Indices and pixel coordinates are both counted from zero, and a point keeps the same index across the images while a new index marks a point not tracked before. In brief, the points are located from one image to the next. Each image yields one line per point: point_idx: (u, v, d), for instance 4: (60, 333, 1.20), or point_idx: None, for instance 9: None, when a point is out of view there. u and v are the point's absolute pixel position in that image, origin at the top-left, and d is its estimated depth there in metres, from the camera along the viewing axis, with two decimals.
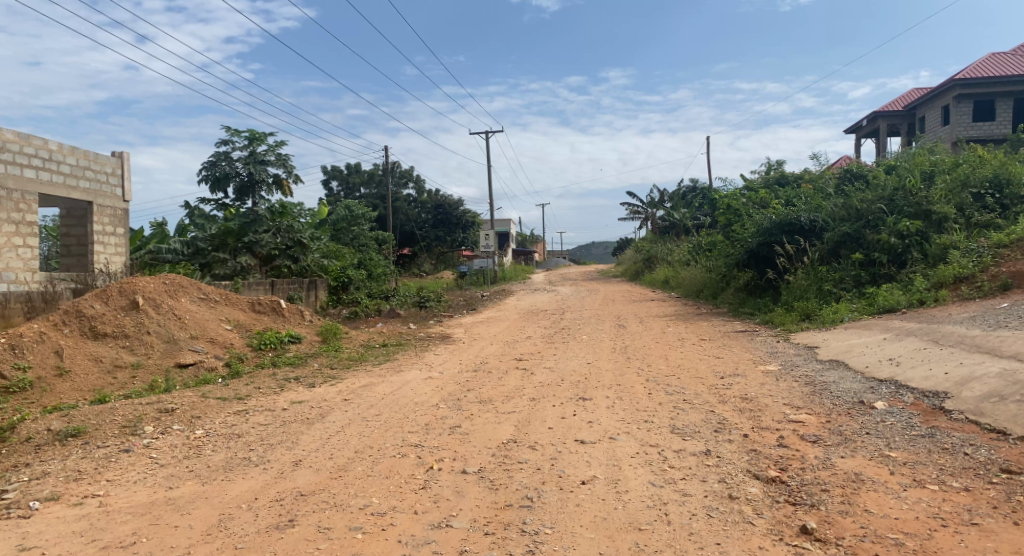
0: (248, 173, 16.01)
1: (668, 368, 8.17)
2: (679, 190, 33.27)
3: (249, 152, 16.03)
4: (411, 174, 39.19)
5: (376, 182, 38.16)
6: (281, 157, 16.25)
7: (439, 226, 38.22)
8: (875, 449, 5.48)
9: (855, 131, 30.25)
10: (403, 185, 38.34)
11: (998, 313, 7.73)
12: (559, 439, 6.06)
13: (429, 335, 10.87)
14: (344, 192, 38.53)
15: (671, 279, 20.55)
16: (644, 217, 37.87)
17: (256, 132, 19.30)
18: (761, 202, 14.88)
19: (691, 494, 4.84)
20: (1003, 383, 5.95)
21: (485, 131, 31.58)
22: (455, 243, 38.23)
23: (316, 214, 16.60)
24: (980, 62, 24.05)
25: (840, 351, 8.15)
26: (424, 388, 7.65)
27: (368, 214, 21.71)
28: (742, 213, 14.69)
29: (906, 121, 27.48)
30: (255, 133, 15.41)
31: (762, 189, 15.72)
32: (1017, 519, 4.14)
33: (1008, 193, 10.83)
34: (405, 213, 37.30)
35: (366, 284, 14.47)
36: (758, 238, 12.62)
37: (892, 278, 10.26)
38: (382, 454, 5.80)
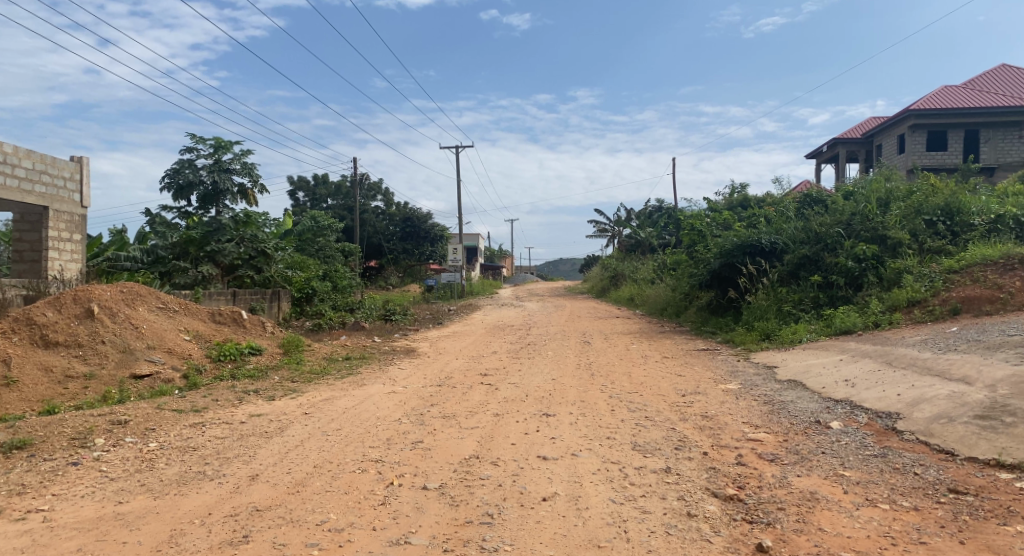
0: (213, 181, 15.75)
1: (630, 386, 8.20)
2: (646, 210, 33.76)
3: (213, 160, 15.79)
4: (379, 186, 39.02)
5: (344, 194, 37.91)
6: (247, 166, 16.05)
7: (407, 239, 38.05)
8: (830, 469, 5.59)
9: (815, 156, 31.03)
10: (371, 197, 38.06)
11: (948, 336, 7.95)
12: (520, 455, 6.05)
13: (393, 348, 10.79)
14: (310, 203, 38.22)
15: (635, 297, 20.81)
16: (610, 235, 38.21)
17: (219, 139, 15.50)
18: (724, 223, 15.13)
19: (650, 511, 4.88)
20: (952, 405, 6.14)
21: (455, 147, 31.65)
22: (423, 256, 38.15)
23: (281, 225, 16.37)
24: (933, 94, 24.91)
25: (798, 372, 8.29)
26: (387, 403, 7.57)
27: (338, 227, 21.25)
28: (705, 233, 14.92)
29: (864, 148, 28.26)
30: (221, 141, 15.22)
31: (725, 211, 15.99)
32: (962, 538, 4.25)
33: (959, 221, 11.15)
34: (373, 225, 37.07)
35: (331, 295, 14.26)
36: (721, 258, 12.86)
37: (848, 301, 10.48)
38: (341, 469, 5.72)
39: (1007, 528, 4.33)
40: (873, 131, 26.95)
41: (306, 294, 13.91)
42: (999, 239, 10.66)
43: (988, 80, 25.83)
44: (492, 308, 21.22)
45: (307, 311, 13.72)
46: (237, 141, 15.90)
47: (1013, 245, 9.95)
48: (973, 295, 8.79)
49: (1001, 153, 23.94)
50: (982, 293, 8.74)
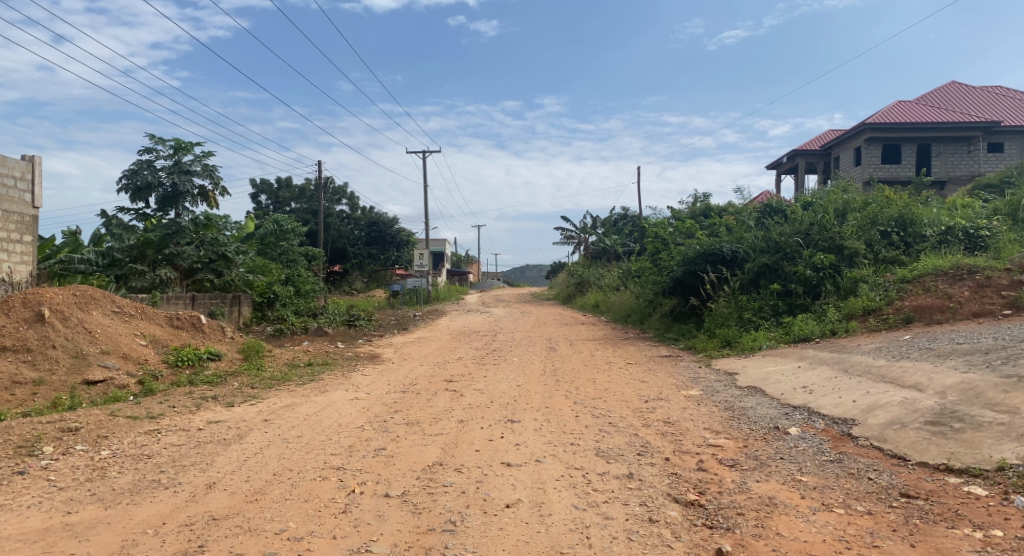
0: (172, 183, 15.44)
1: (595, 392, 8.24)
2: (611, 217, 34.08)
3: (173, 161, 15.48)
4: (344, 190, 38.62)
5: (307, 198, 37.33)
6: (208, 168, 15.76)
7: (373, 243, 37.76)
8: (788, 474, 5.68)
9: (775, 167, 31.69)
10: (336, 201, 37.64)
11: (901, 344, 8.17)
12: (484, 462, 6.03)
13: (357, 354, 10.67)
14: (273, 207, 37.60)
15: (600, 303, 20.96)
16: (576, 242, 38.46)
17: (179, 140, 15.21)
18: (687, 231, 15.32)
19: (613, 517, 4.90)
20: (905, 412, 6.32)
21: (422, 152, 31.52)
22: (389, 261, 37.92)
23: (243, 228, 16.04)
24: (888, 109, 25.66)
25: (757, 378, 8.42)
26: (349, 409, 7.48)
27: (300, 231, 20.81)
28: (669, 241, 15.10)
29: (822, 160, 28.97)
30: (182, 142, 14.92)
31: (687, 219, 16.20)
32: (913, 541, 4.36)
33: (911, 232, 11.47)
34: (337, 229, 36.65)
35: (294, 301, 14.12)
36: (684, 266, 13.03)
37: (806, 309, 10.70)
38: (301, 477, 5.63)
39: (955, 530, 4.46)
40: (831, 144, 27.63)
41: (268, 299, 13.62)
42: (949, 250, 11.02)
43: (939, 96, 26.75)
44: (457, 313, 21.12)
45: (268, 317, 13.54)
46: (198, 142, 15.61)
47: (963, 256, 10.28)
48: (925, 304, 9.05)
49: (950, 167, 24.78)
50: (932, 302, 9.02)
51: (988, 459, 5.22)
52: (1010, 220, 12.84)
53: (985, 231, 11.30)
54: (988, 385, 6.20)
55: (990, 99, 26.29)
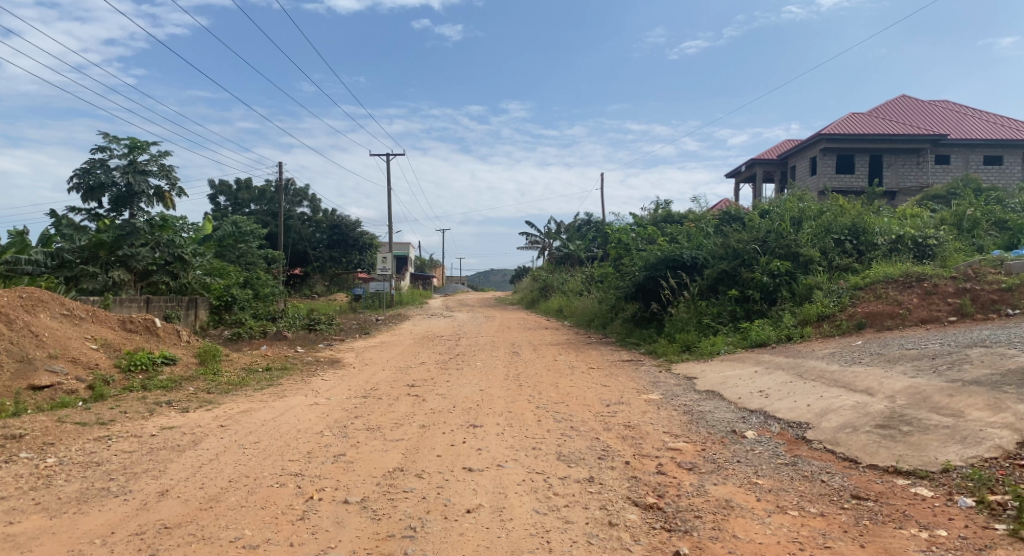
0: (127, 183, 15.07)
1: (557, 396, 8.28)
2: (575, 223, 34.29)
3: (127, 160, 15.11)
4: (306, 192, 38.08)
5: (267, 199, 36.70)
6: (165, 168, 15.42)
7: (335, 246, 37.46)
8: (744, 477, 5.78)
9: (734, 176, 32.32)
10: (297, 203, 37.10)
11: (853, 350, 8.38)
12: (445, 467, 6.00)
13: (317, 359, 10.53)
14: (232, 208, 36.82)
15: (564, 308, 21.07)
16: (541, 246, 38.59)
17: (134, 139, 14.84)
18: (649, 237, 15.49)
19: (573, 521, 4.93)
20: (857, 415, 6.48)
21: (387, 155, 31.28)
22: (351, 265, 37.60)
23: (202, 229, 15.72)
24: (842, 120, 26.37)
25: (716, 383, 8.55)
26: (308, 415, 7.37)
27: (260, 232, 20.35)
28: (631, 247, 15.25)
29: (779, 169, 29.67)
30: (137, 141, 14.56)
31: (649, 226, 16.37)
32: (863, 542, 4.47)
33: (864, 240, 11.79)
34: (298, 231, 36.11)
35: (252, 304, 14.05)
36: (646, 271, 13.16)
37: (763, 314, 10.93)
38: (258, 484, 5.53)
39: (902, 531, 4.59)
40: (788, 153, 28.29)
41: (225, 302, 13.56)
42: (900, 258, 11.36)
43: (890, 109, 27.63)
44: (420, 318, 20.99)
45: (225, 320, 13.39)
46: (154, 142, 15.27)
47: (912, 265, 10.61)
48: (876, 311, 9.31)
49: (900, 177, 25.60)
50: (883, 309, 9.29)
51: (934, 460, 5.40)
52: (955, 230, 13.32)
53: (933, 241, 11.69)
54: (935, 389, 6.39)
55: (936, 112, 27.29)
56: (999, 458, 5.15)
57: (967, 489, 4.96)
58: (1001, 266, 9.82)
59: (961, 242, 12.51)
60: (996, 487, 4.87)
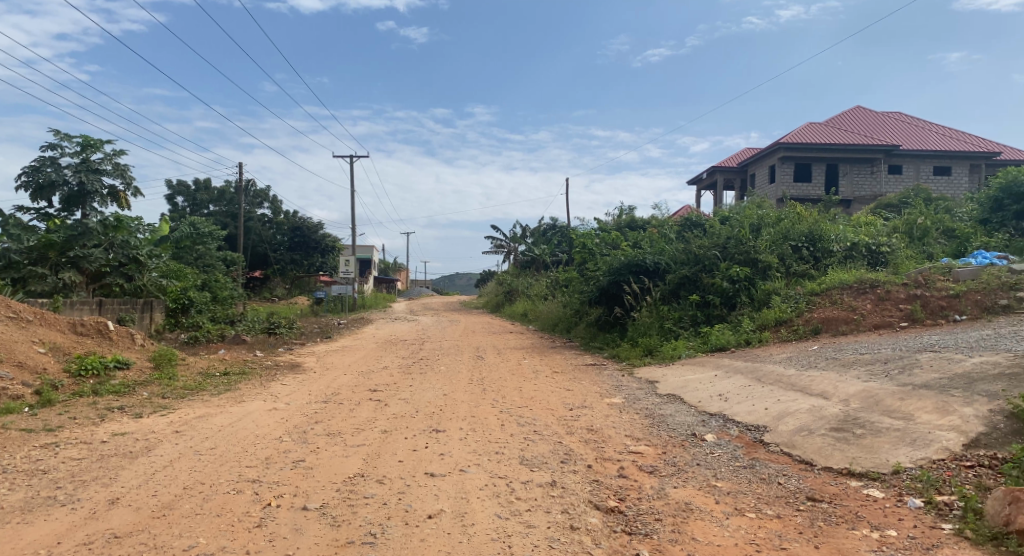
0: (79, 182, 14.66)
1: (521, 400, 8.28)
2: (541, 227, 34.41)
3: (80, 159, 14.71)
4: (267, 193, 37.48)
5: (227, 200, 36.13)
6: (120, 167, 15.04)
7: (296, 249, 37.05)
8: (703, 480, 5.86)
9: (696, 183, 32.85)
10: (258, 204, 36.45)
11: (809, 354, 8.58)
12: (407, 473, 5.95)
13: (277, 363, 10.36)
14: (190, 209, 36.00)
15: (528, 312, 21.12)
16: (507, 250, 38.64)
17: (87, 137, 14.45)
18: (612, 242, 15.63)
19: (535, 525, 4.92)
20: (812, 418, 6.62)
21: (351, 156, 31.03)
22: (313, 268, 37.26)
23: (158, 230, 15.37)
24: (801, 129, 27.00)
25: (677, 386, 8.65)
26: (267, 420, 7.24)
27: (218, 234, 19.87)
28: (595, 252, 15.36)
29: (739, 177, 30.28)
30: (91, 140, 14.20)
31: (612, 231, 16.52)
32: (817, 543, 4.56)
33: (820, 247, 12.07)
34: (258, 234, 35.52)
35: (210, 307, 13.95)
36: (610, 276, 13.26)
37: (723, 319, 11.10)
38: (214, 491, 5.41)
39: (855, 532, 4.69)
40: (747, 161, 28.87)
41: (182, 305, 13.31)
42: (854, 265, 11.67)
43: (847, 119, 28.40)
44: (384, 322, 20.80)
45: (182, 323, 13.06)
46: (108, 140, 14.88)
47: (865, 271, 10.90)
48: (831, 316, 9.54)
49: (855, 187, 26.31)
50: (838, 314, 9.51)
51: (885, 462, 5.54)
52: (906, 239, 13.74)
53: (885, 248, 12.05)
54: (887, 393, 6.57)
55: (890, 123, 28.15)
56: (946, 460, 5.31)
57: (916, 490, 5.11)
58: (950, 274, 10.16)
59: (911, 250, 12.92)
60: (943, 487, 5.02)
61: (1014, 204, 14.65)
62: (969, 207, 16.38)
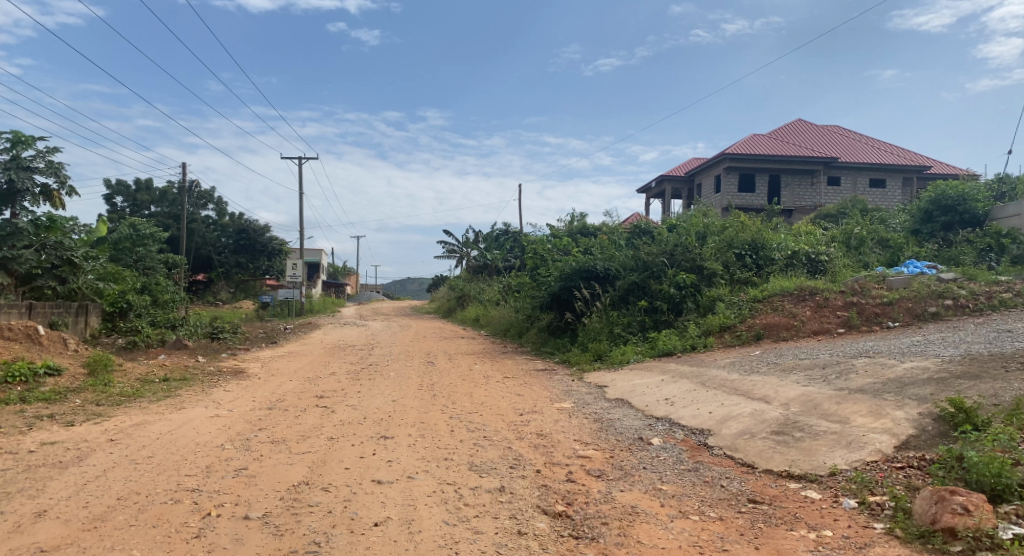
0: (9, 180, 14.02)
1: (471, 406, 8.26)
2: (493, 232, 34.43)
3: (10, 156, 14.08)
4: (212, 195, 36.53)
5: (169, 201, 35.16)
6: (53, 166, 14.46)
7: (241, 252, 36.30)
8: (649, 483, 5.94)
9: (645, 192, 33.43)
10: (202, 206, 35.47)
11: (752, 359, 8.81)
12: (354, 480, 5.87)
13: (219, 369, 10.09)
14: (130, 209, 34.78)
15: (480, 318, 21.11)
16: (459, 256, 38.55)
17: (18, 133, 13.84)
18: (564, 249, 15.76)
19: (483, 531, 4.91)
20: (754, 422, 6.79)
21: (300, 157, 30.51)
22: (258, 271, 36.81)
23: (94, 231, 14.82)
24: (746, 141, 27.77)
25: (625, 391, 8.76)
26: (208, 427, 7.04)
27: (159, 235, 19.21)
28: (547, 258, 15.46)
29: (686, 187, 30.97)
30: (21, 136, 13.59)
31: (564, 237, 16.66)
32: (757, 544, 4.67)
33: (763, 255, 12.42)
34: (202, 236, 34.54)
35: (150, 311, 13.50)
36: (561, 281, 13.37)
37: (670, 325, 11.29)
38: (150, 501, 5.23)
39: (793, 532, 4.82)
40: (694, 171, 29.55)
41: (120, 308, 12.95)
42: (795, 273, 12.05)
43: (791, 131, 29.35)
44: (333, 327, 20.50)
45: (119, 327, 12.55)
46: (41, 136, 14.29)
47: (805, 279, 11.26)
48: (773, 322, 9.81)
49: (796, 198, 27.18)
50: (779, 321, 9.79)
51: (823, 465, 5.71)
52: (844, 248, 14.24)
53: (824, 257, 12.48)
54: (824, 397, 6.79)
55: (831, 137, 29.19)
56: (879, 461, 5.51)
57: (851, 491, 5.28)
58: (884, 282, 10.59)
59: (848, 259, 13.43)
60: (876, 488, 5.21)
61: (942, 216, 15.41)
62: (901, 218, 17.12)
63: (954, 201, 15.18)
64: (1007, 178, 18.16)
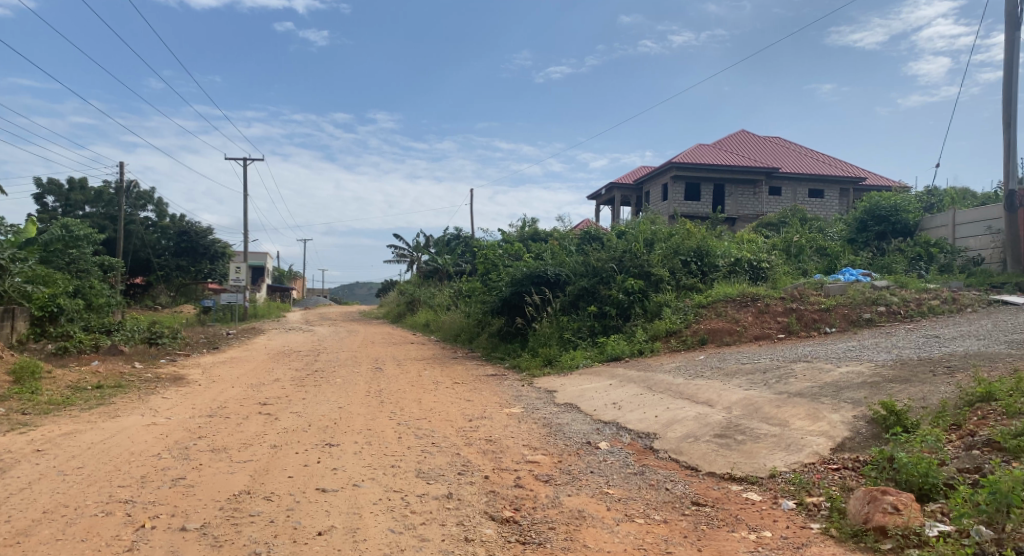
0: None
1: (419, 412, 8.19)
2: (444, 237, 34.27)
3: None
4: (151, 195, 35.38)
5: (105, 201, 33.96)
6: None
7: (182, 255, 35.30)
8: (596, 487, 5.98)
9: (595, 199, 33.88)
10: (141, 207, 34.31)
11: (696, 364, 9.00)
12: (297, 488, 5.74)
13: (157, 376, 9.75)
14: (63, 210, 33.37)
15: (431, 322, 21.01)
16: (409, 260, 38.27)
17: None
18: (515, 254, 15.82)
19: (429, 538, 4.86)
20: (698, 425, 6.92)
21: (246, 158, 29.87)
22: (200, 274, 35.74)
23: (21, 232, 14.17)
24: (694, 150, 28.43)
25: (574, 396, 8.83)
26: (144, 436, 6.80)
27: (93, 237, 18.21)
28: (497, 263, 15.49)
29: (635, 194, 31.60)
30: None
31: (514, 243, 16.72)
32: (699, 546, 4.75)
33: (707, 262, 12.70)
34: (140, 238, 33.46)
35: (82, 315, 12.91)
36: (512, 286, 13.41)
37: (618, 330, 11.45)
38: (79, 513, 5.01)
39: (734, 534, 4.91)
40: (643, 179, 30.09)
41: (50, 313, 12.26)
42: (738, 280, 12.36)
43: (737, 142, 30.17)
44: (277, 332, 20.07)
45: (49, 332, 11.96)
46: None
47: (748, 286, 11.57)
48: (717, 327, 10.04)
49: (739, 206, 27.90)
50: (723, 326, 10.03)
51: (763, 467, 5.86)
52: (784, 255, 14.69)
53: (765, 264, 12.82)
54: (765, 401, 6.97)
55: (775, 148, 30.13)
56: (816, 463, 5.68)
57: (789, 493, 5.42)
58: (821, 289, 10.95)
59: (788, 266, 13.85)
60: (813, 489, 5.35)
61: (876, 225, 16.09)
62: (838, 227, 17.77)
63: (887, 211, 15.96)
64: (936, 190, 19.13)
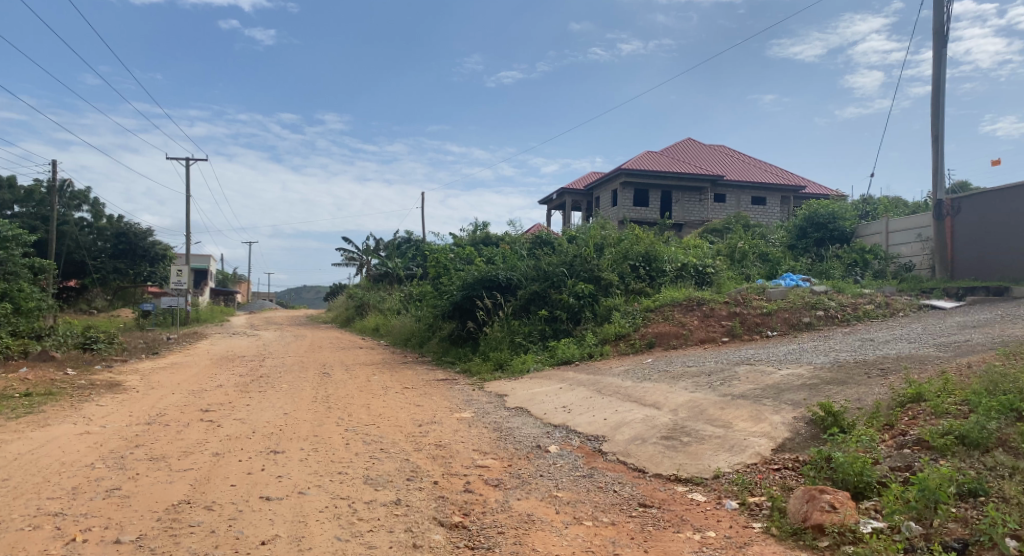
0: None
1: (368, 418, 8.08)
2: (395, 240, 33.93)
3: None
4: (87, 195, 34.02)
5: (37, 201, 32.55)
6: None
7: (121, 257, 34.16)
8: (545, 491, 6.00)
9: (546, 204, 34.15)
10: (76, 208, 32.99)
11: (644, 367, 9.13)
12: (240, 497, 5.60)
13: (91, 383, 9.37)
14: None
15: (380, 327, 20.79)
16: (360, 264, 37.76)
17: None
18: (466, 258, 15.79)
19: (376, 546, 4.80)
20: (645, 428, 7.03)
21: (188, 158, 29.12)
22: (139, 277, 34.35)
23: None
24: (644, 157, 28.93)
25: (524, 399, 8.85)
26: (76, 446, 6.52)
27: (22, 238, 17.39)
28: (448, 267, 15.44)
29: (585, 200, 32.00)
30: None
31: (465, 246, 16.71)
32: (645, 547, 4.81)
33: (654, 266, 12.92)
34: (74, 239, 32.13)
35: (9, 320, 12.01)
36: (463, 291, 13.37)
37: (569, 333, 11.55)
38: (4, 528, 4.77)
39: (680, 534, 4.99)
40: (593, 185, 30.47)
41: None
42: (684, 284, 12.61)
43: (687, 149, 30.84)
44: (221, 336, 19.55)
45: None
46: None
47: (693, 290, 11.83)
48: (664, 331, 10.23)
49: (685, 212, 28.46)
50: (670, 329, 10.22)
51: (707, 468, 5.98)
52: (728, 261, 15.09)
53: (710, 269, 13.11)
54: (710, 404, 7.11)
55: (723, 157, 30.93)
56: (758, 463, 5.82)
57: (733, 493, 5.54)
58: (763, 293, 11.24)
59: (732, 271, 14.20)
60: (755, 489, 5.49)
61: (815, 232, 16.65)
62: (779, 233, 18.30)
63: (825, 218, 16.55)
64: (872, 199, 19.99)
